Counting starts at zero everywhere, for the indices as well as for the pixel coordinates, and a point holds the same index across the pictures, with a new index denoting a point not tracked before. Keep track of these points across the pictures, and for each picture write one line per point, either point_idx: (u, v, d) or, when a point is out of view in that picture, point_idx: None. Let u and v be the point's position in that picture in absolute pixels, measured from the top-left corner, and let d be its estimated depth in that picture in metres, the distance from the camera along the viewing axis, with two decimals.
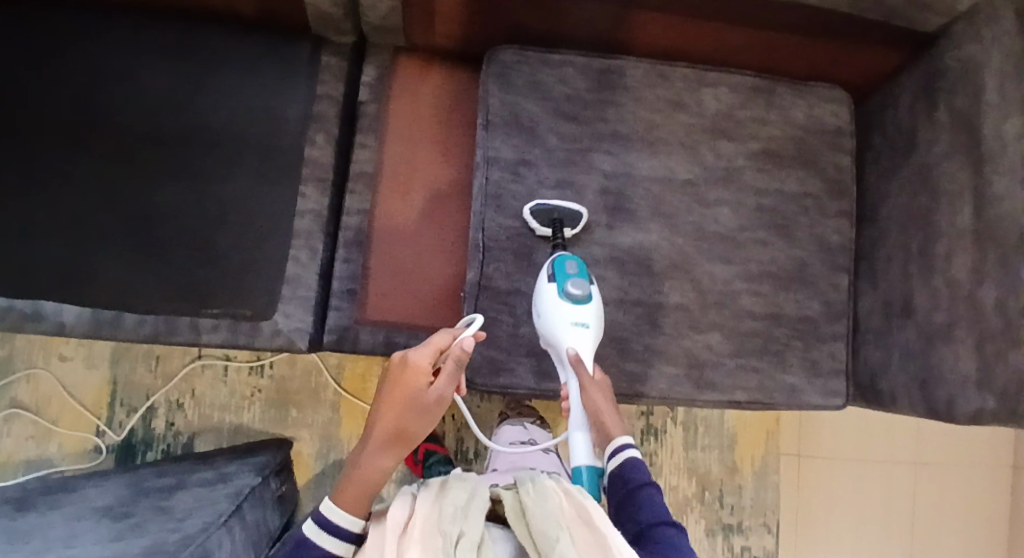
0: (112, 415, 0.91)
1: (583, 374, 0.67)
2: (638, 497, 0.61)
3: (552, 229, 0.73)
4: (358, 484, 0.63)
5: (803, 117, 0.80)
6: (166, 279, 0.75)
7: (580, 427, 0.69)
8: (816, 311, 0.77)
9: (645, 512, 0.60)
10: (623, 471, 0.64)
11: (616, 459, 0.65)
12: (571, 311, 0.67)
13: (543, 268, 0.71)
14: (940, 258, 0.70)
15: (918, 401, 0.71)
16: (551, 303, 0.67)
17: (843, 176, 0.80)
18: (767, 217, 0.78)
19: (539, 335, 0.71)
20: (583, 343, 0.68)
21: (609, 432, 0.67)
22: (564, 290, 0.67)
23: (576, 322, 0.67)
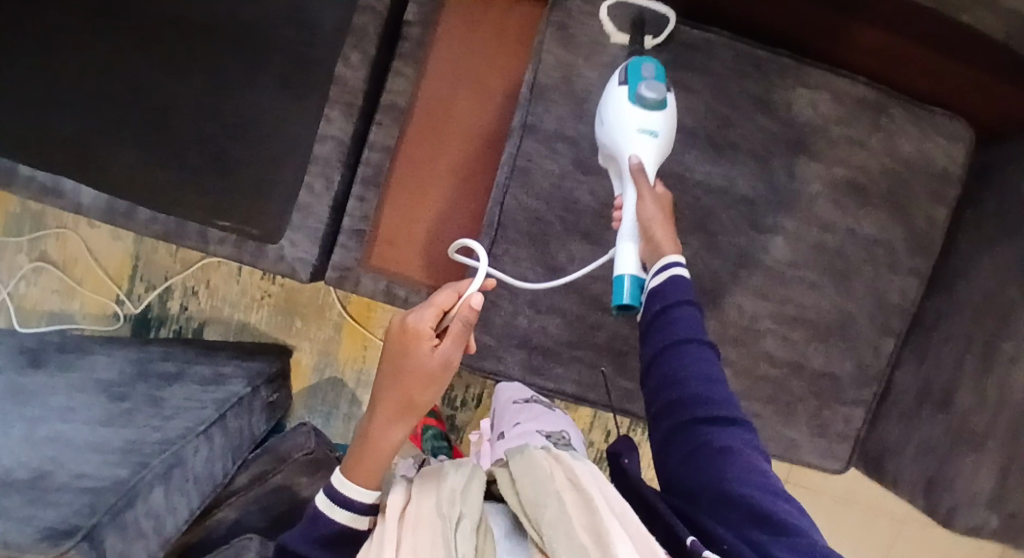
0: (131, 287, 0.94)
1: (642, 180, 0.57)
2: (670, 317, 0.52)
3: (631, 37, 0.65)
4: (368, 459, 0.61)
5: (909, 149, 0.66)
6: (180, 181, 0.73)
7: (630, 236, 0.57)
8: (845, 371, 0.69)
9: (674, 328, 0.52)
10: (662, 287, 0.53)
11: (661, 274, 0.54)
12: (639, 115, 0.57)
13: (615, 75, 0.62)
14: (1001, 361, 0.59)
15: (918, 495, 0.65)
16: (620, 105, 0.58)
17: (931, 229, 0.68)
18: (824, 258, 0.68)
19: (600, 145, 0.62)
20: (648, 153, 0.58)
21: (660, 250, 0.55)
22: (637, 94, 0.58)
23: (643, 129, 0.58)
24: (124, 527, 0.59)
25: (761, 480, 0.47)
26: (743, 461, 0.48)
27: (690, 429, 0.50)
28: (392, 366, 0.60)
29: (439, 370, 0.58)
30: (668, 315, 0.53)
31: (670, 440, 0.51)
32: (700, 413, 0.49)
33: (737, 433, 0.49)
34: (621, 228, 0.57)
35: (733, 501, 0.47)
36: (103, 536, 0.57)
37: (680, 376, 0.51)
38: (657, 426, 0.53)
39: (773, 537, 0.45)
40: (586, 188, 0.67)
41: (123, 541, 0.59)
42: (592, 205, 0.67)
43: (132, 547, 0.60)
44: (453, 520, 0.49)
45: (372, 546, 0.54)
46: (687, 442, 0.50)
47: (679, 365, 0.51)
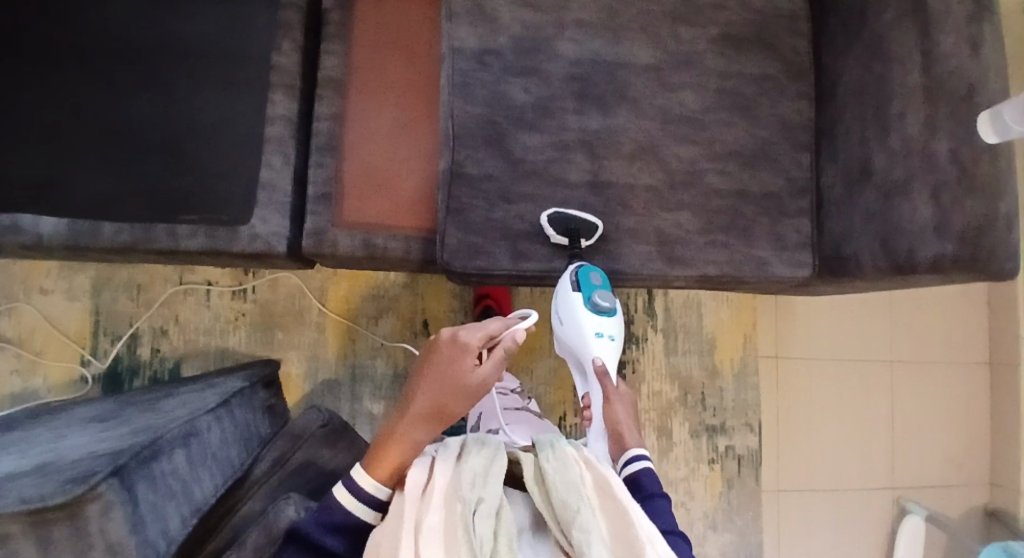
0: (97, 344, 0.91)
1: (605, 383, 0.73)
2: (648, 506, 0.62)
3: (568, 239, 0.74)
4: (397, 450, 0.62)
5: (760, 2, 0.81)
6: (143, 188, 0.76)
7: (600, 438, 0.73)
8: (780, 188, 0.80)
9: (656, 518, 0.60)
10: (637, 482, 0.65)
11: (631, 468, 0.66)
12: (595, 322, 0.73)
13: (565, 272, 0.74)
14: (893, 117, 0.73)
15: (880, 258, 0.74)
16: (578, 313, 0.72)
17: (799, 58, 0.82)
18: (729, 99, 0.80)
19: (563, 341, 0.77)
20: (607, 353, 0.74)
21: (626, 445, 0.69)
22: (591, 301, 0.72)
23: (599, 332, 0.73)
24: (153, 480, 0.56)
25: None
26: None
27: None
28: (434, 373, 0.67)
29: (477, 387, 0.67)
30: (646, 508, 0.62)
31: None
32: None
33: None
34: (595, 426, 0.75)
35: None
36: (134, 482, 0.53)
37: None
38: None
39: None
40: (519, 86, 0.76)
41: (154, 495, 0.56)
42: (528, 100, 0.76)
43: (165, 505, 0.57)
44: (474, 510, 0.53)
45: (387, 521, 0.57)
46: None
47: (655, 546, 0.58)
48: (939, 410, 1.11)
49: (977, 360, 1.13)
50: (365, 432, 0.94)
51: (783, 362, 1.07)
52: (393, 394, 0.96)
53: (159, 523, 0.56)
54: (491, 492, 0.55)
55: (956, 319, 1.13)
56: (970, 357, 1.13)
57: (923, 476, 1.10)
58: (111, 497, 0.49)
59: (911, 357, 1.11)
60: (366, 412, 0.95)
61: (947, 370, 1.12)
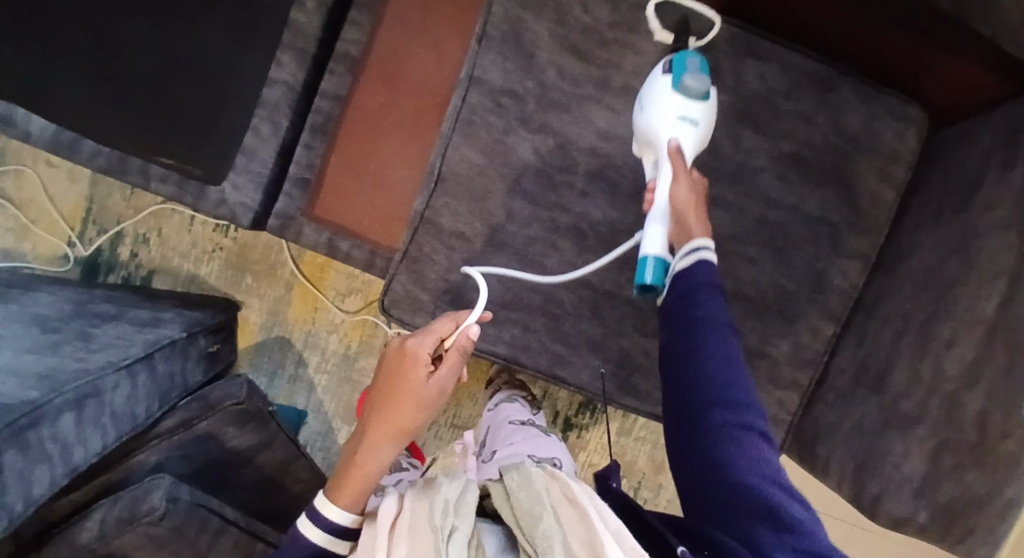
0: (84, 230, 0.93)
1: (679, 163, 0.57)
2: (691, 296, 0.52)
3: (675, 37, 0.64)
4: (358, 477, 0.62)
5: (855, 127, 0.66)
6: (123, 119, 0.71)
7: (660, 217, 0.57)
8: (780, 352, 0.68)
9: (697, 306, 0.51)
10: (688, 270, 0.53)
11: (687, 258, 0.54)
12: (681, 104, 0.58)
13: (657, 68, 0.62)
14: (938, 341, 0.59)
15: (846, 481, 0.63)
16: (661, 93, 0.59)
17: (876, 211, 0.67)
18: (765, 233, 0.67)
19: (635, 134, 0.63)
20: (688, 140, 0.58)
21: (690, 233, 0.55)
22: (680, 81, 0.58)
23: (684, 116, 0.58)
24: (26, 448, 0.59)
25: (770, 474, 0.47)
26: (746, 439, 0.47)
27: (702, 394, 0.49)
28: (386, 387, 0.64)
29: (434, 393, 0.64)
30: (691, 298, 0.51)
31: (677, 417, 0.51)
32: (704, 396, 0.49)
33: (747, 415, 0.48)
34: (651, 212, 0.57)
35: (740, 490, 0.46)
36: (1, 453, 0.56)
37: (693, 357, 0.50)
38: (671, 393, 0.52)
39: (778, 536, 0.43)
40: (529, 144, 0.66)
41: (23, 461, 0.59)
42: (533, 162, 0.66)
43: (34, 469, 0.61)
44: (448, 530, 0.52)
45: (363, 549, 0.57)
46: (699, 400, 0.49)
47: (692, 347, 0.50)
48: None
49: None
50: (299, 398, 0.95)
51: None
52: (337, 373, 0.95)
53: (23, 487, 0.60)
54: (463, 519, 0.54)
55: None
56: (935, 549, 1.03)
57: None
58: None
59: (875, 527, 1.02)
60: (306, 380, 0.95)
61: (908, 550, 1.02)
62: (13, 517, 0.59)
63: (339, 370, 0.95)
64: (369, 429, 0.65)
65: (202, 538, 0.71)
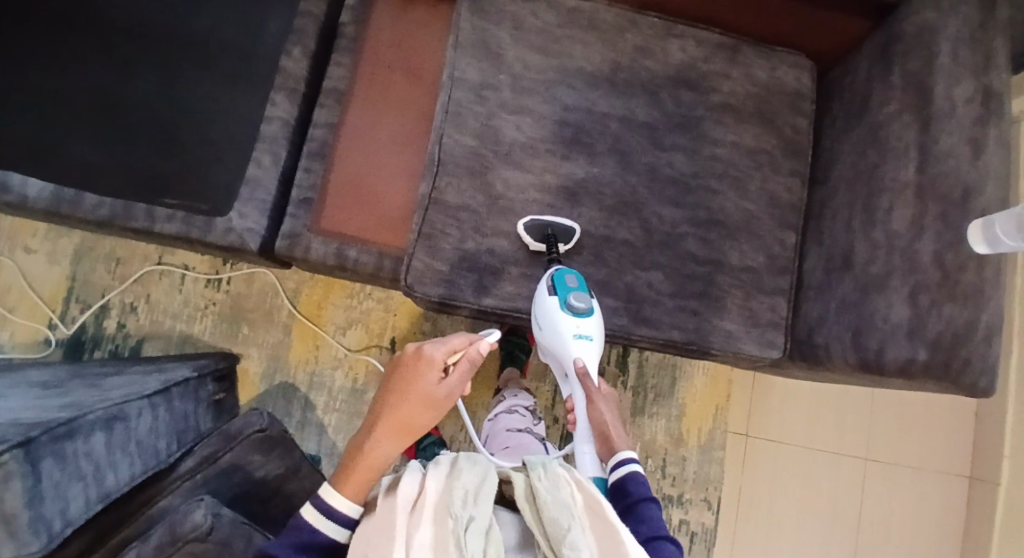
0: (66, 310, 0.92)
1: (589, 385, 0.71)
2: (637, 514, 0.58)
3: (546, 245, 0.73)
4: (364, 467, 0.60)
5: (765, 77, 0.82)
6: (130, 167, 0.77)
7: (587, 439, 0.71)
8: (759, 263, 0.78)
9: (643, 526, 0.57)
10: (623, 484, 0.62)
11: (619, 472, 0.63)
12: (574, 323, 0.70)
13: (542, 278, 0.73)
14: (881, 212, 0.71)
15: (849, 352, 0.71)
16: (556, 315, 0.70)
17: (799, 137, 0.81)
18: (720, 167, 0.79)
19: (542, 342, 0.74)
20: (588, 355, 0.72)
21: (615, 448, 0.66)
22: (568, 304, 0.70)
23: (578, 334, 0.71)
24: (62, 459, 0.56)
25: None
26: None
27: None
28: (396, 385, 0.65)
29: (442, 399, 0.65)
30: (636, 514, 0.59)
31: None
32: None
33: None
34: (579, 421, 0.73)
35: None
36: (39, 457, 0.52)
37: None
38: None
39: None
40: (512, 123, 0.77)
41: (60, 473, 0.55)
42: (518, 138, 0.76)
43: (70, 486, 0.56)
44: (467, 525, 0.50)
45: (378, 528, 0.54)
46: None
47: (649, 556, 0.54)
48: (907, 523, 1.04)
49: (959, 466, 1.06)
50: (310, 441, 0.93)
51: (753, 441, 1.03)
52: (346, 409, 0.94)
53: (58, 502, 0.54)
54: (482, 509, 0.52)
55: (944, 416, 1.07)
56: (950, 469, 1.06)
57: None
58: (13, 468, 0.49)
59: (887, 457, 1.06)
60: (316, 423, 0.94)
61: (925, 473, 1.06)
62: (52, 534, 0.53)
63: (346, 405, 0.95)
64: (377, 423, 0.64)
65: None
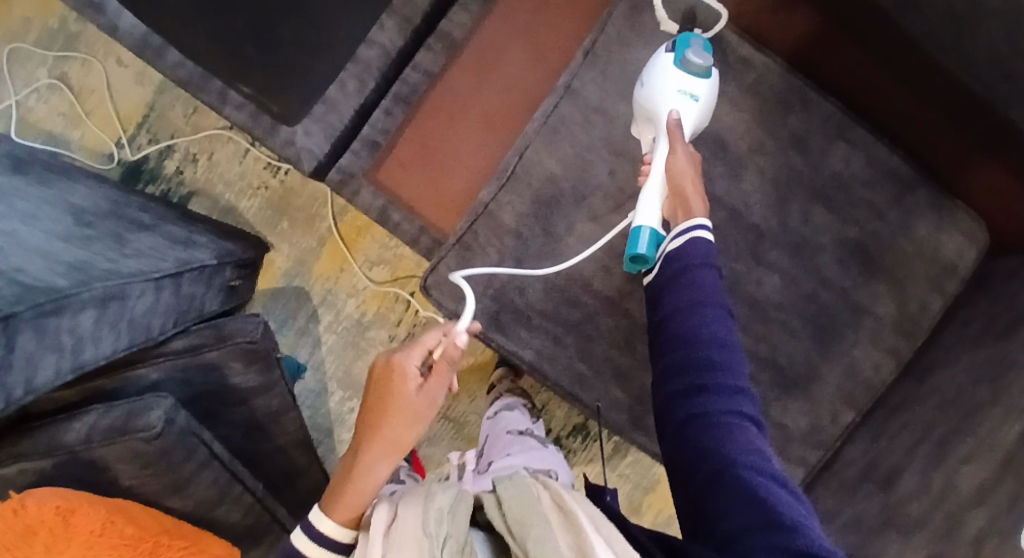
0: (135, 135, 0.92)
1: (677, 137, 0.57)
2: (689, 278, 0.50)
3: (678, 28, 0.65)
4: (350, 494, 0.60)
5: (923, 232, 0.67)
6: (212, 35, 0.70)
7: (657, 188, 0.56)
8: (797, 427, 0.68)
9: (692, 290, 0.49)
10: (681, 248, 0.52)
11: (681, 238, 0.52)
12: (682, 78, 0.59)
13: (661, 47, 0.63)
14: (953, 457, 0.58)
15: None
16: (665, 67, 0.59)
17: (920, 315, 0.68)
18: (811, 309, 0.67)
19: (635, 110, 0.63)
20: (687, 114, 0.59)
21: (689, 211, 0.54)
22: (683, 59, 0.59)
23: (684, 91, 0.59)
24: (42, 332, 0.57)
25: (759, 458, 0.43)
26: (733, 432, 0.44)
27: (695, 373, 0.47)
28: (375, 401, 0.62)
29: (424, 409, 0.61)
30: (687, 279, 0.50)
31: (675, 396, 0.48)
32: (693, 383, 0.47)
33: (739, 408, 0.46)
34: (647, 185, 0.56)
35: (726, 474, 0.42)
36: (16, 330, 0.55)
37: (685, 340, 0.48)
38: (663, 376, 0.50)
39: (760, 516, 0.39)
40: (607, 165, 0.67)
41: (35, 344, 0.57)
42: (606, 184, 0.67)
43: (44, 355, 0.58)
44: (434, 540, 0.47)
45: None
46: (693, 377, 0.47)
47: (686, 326, 0.49)
48: None
49: None
50: (303, 350, 0.95)
51: None
52: (346, 338, 0.95)
53: (26, 373, 0.57)
54: (459, 528, 0.49)
55: None
56: None
57: None
58: None
59: None
60: (314, 336, 0.95)
61: None
62: (10, 399, 0.56)
63: (347, 334, 0.95)
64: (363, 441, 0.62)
65: (185, 468, 0.66)
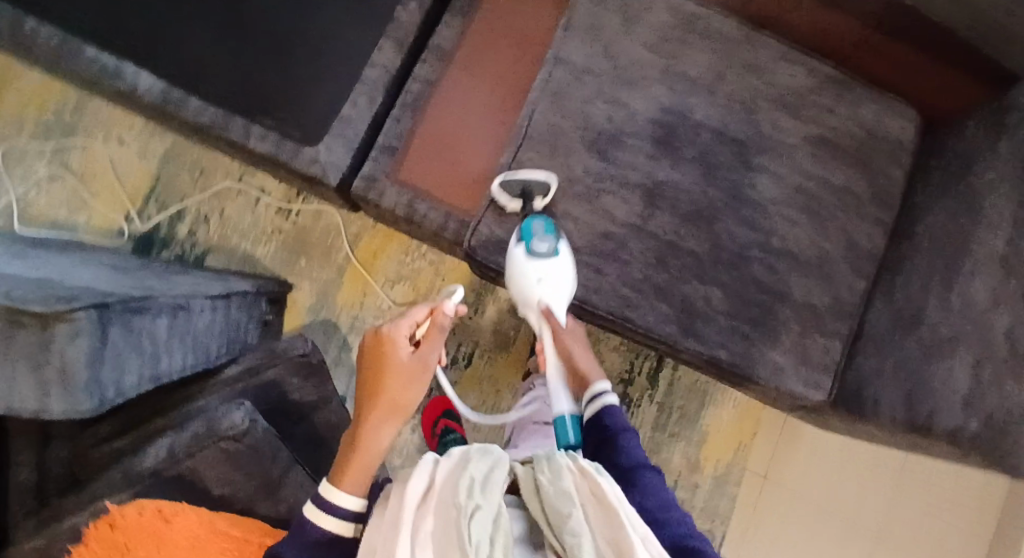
0: (144, 207, 0.96)
1: (554, 322, 0.73)
2: (617, 445, 0.63)
3: (522, 203, 0.74)
4: (359, 455, 0.60)
5: (869, 119, 0.80)
6: (237, 84, 0.79)
7: (558, 379, 0.74)
8: (823, 303, 0.76)
9: (624, 454, 0.62)
10: (598, 419, 0.66)
11: (594, 406, 0.68)
12: (538, 267, 0.71)
13: (513, 234, 0.75)
14: (963, 276, 0.68)
15: (899, 407, 0.69)
16: (520, 261, 0.72)
17: (889, 187, 0.79)
18: (803, 199, 0.78)
19: (513, 295, 0.75)
20: (556, 299, 0.72)
21: (589, 382, 0.71)
22: (530, 247, 0.71)
23: (542, 278, 0.71)
24: (130, 330, 0.58)
25: None
26: None
27: (652, 512, 0.56)
28: (370, 373, 0.65)
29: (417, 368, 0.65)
30: (616, 445, 0.63)
31: None
32: (655, 521, 0.55)
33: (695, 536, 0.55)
34: (549, 368, 0.75)
35: None
36: (111, 323, 0.54)
37: (633, 500, 0.58)
38: None
39: None
40: (603, 112, 0.77)
41: (124, 342, 0.57)
42: (608, 128, 0.77)
43: (128, 356, 0.58)
44: (469, 512, 0.47)
45: (384, 526, 0.50)
46: (651, 517, 0.56)
47: (630, 486, 0.59)
48: None
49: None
50: (340, 380, 0.96)
51: (769, 486, 1.00)
52: None
53: (117, 371, 0.57)
54: (490, 500, 0.49)
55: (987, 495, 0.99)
56: None
57: None
58: (85, 328, 0.51)
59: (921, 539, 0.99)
60: (347, 365, 0.96)
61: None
62: (104, 398, 0.55)
63: None
64: (362, 414, 0.64)
65: (274, 469, 0.66)
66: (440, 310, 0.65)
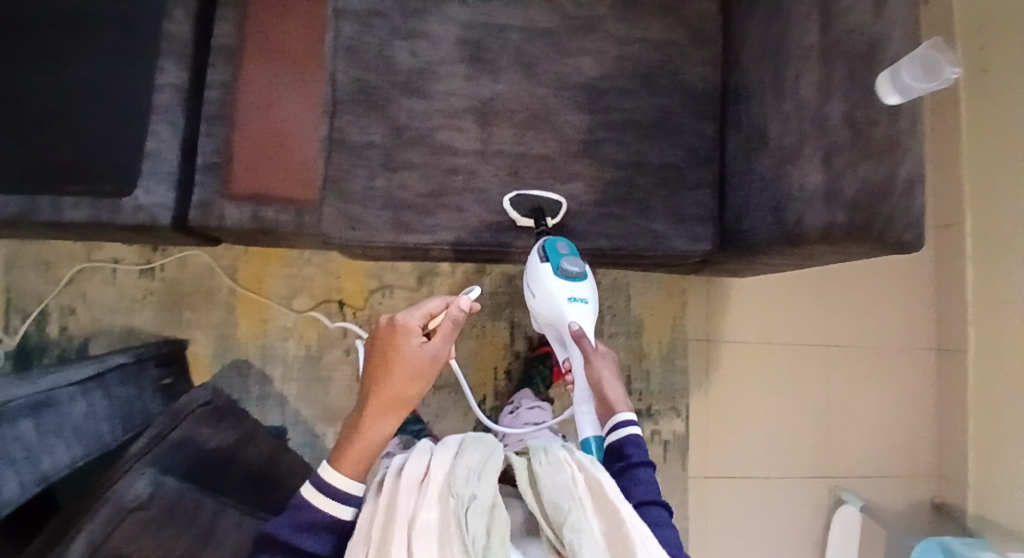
0: (6, 322, 0.90)
1: (584, 345, 0.71)
2: (631, 477, 0.61)
3: (534, 219, 0.73)
4: (358, 444, 0.56)
5: None
6: (29, 162, 0.72)
7: (587, 401, 0.72)
8: (680, 158, 0.77)
9: (636, 488, 0.60)
10: (623, 448, 0.64)
11: (617, 434, 0.66)
12: (567, 287, 0.72)
13: (533, 249, 0.73)
14: (789, 82, 0.68)
15: (772, 227, 0.70)
16: (546, 278, 0.71)
17: (706, 25, 0.79)
18: (629, 66, 0.77)
19: (538, 309, 0.75)
20: (583, 318, 0.73)
21: (616, 411, 0.68)
22: (560, 269, 0.71)
23: (572, 297, 0.72)
24: None
25: None
26: None
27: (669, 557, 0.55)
28: (378, 360, 0.59)
29: (428, 364, 0.59)
30: (629, 477, 0.62)
31: None
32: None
33: None
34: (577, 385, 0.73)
35: None
36: None
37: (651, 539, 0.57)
38: None
39: None
40: (406, 50, 0.74)
41: None
42: (414, 65, 0.74)
43: None
44: (465, 503, 0.48)
45: (378, 514, 0.50)
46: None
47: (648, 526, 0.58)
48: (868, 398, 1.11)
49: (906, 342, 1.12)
50: (274, 413, 0.93)
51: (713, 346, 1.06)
52: (303, 376, 0.94)
53: None
54: (486, 489, 0.50)
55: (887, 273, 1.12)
56: (912, 345, 1.12)
57: (860, 460, 1.09)
58: None
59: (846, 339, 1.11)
60: (276, 395, 0.93)
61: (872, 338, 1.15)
62: None
63: (304, 373, 0.94)
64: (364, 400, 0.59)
65: (203, 517, 0.65)
66: (457, 307, 0.58)
